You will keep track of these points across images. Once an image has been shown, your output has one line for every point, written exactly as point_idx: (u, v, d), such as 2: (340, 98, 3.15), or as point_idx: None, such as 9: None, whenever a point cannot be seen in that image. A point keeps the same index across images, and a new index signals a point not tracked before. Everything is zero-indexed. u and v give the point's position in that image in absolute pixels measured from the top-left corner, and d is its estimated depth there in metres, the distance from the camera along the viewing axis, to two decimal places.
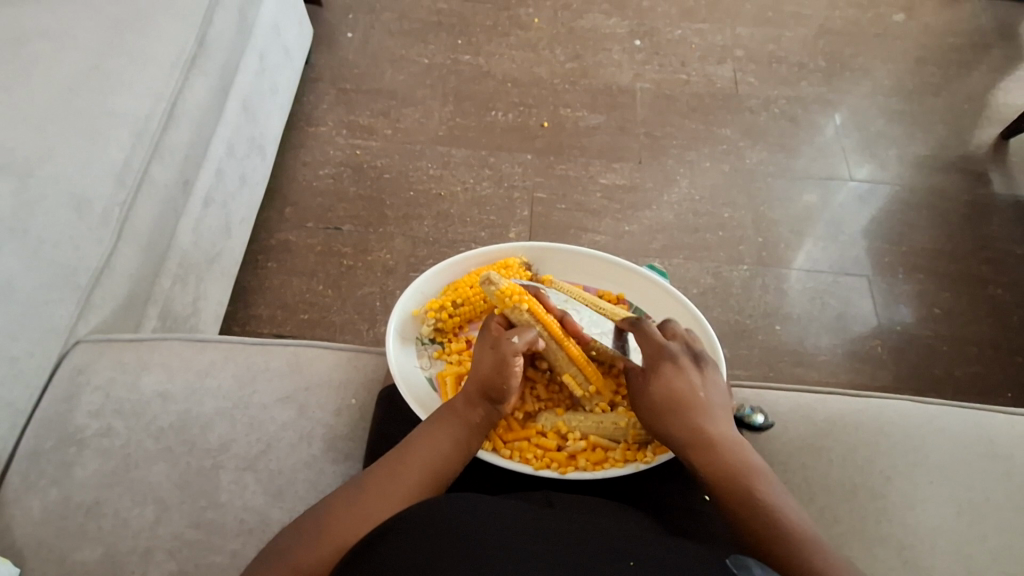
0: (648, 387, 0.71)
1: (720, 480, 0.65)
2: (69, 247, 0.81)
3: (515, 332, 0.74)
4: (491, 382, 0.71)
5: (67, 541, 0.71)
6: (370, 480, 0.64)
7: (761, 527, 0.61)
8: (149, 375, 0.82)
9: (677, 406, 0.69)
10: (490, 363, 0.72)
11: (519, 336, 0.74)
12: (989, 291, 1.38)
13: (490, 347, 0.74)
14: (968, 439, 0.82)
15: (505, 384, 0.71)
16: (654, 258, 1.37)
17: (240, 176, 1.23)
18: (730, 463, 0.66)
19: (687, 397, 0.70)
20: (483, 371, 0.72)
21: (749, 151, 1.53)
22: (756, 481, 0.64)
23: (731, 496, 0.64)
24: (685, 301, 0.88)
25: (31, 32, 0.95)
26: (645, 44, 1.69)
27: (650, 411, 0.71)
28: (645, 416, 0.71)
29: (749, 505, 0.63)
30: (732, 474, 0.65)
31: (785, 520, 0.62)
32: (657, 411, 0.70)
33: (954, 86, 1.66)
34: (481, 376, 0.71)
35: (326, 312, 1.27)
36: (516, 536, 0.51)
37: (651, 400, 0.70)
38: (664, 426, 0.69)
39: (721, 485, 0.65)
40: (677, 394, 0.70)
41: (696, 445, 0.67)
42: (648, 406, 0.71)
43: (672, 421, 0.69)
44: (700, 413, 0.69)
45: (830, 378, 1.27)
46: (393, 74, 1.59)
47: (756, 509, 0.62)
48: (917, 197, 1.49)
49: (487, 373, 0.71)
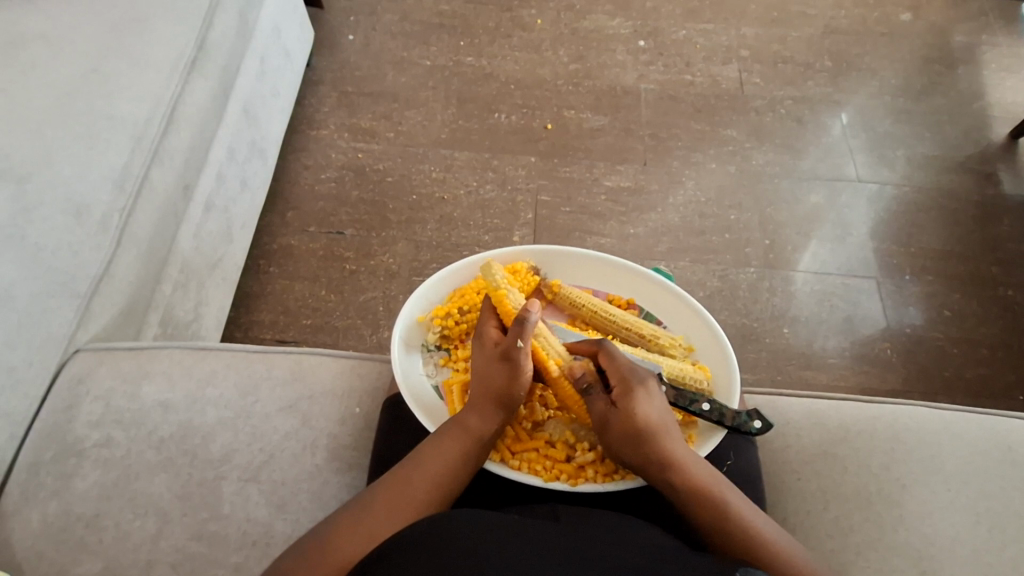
0: (624, 413, 0.69)
1: (702, 505, 0.65)
2: (68, 254, 0.80)
3: (518, 334, 0.71)
4: (504, 392, 0.70)
5: (67, 555, 0.69)
6: (377, 500, 0.63)
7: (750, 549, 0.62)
8: (150, 384, 0.80)
9: (655, 432, 0.68)
10: (502, 372, 0.71)
11: (525, 338, 0.71)
12: (999, 293, 1.36)
13: (499, 353, 0.72)
14: (985, 445, 0.80)
15: (516, 392, 0.71)
16: (660, 261, 1.35)
17: (240, 180, 1.21)
18: (711, 488, 0.65)
19: (660, 422, 0.69)
20: (494, 381, 0.71)
21: (756, 152, 1.51)
22: (737, 502, 0.65)
23: (715, 521, 0.63)
24: (697, 307, 0.87)
25: (30, 36, 0.94)
26: (649, 45, 1.68)
27: (627, 437, 0.68)
28: (619, 444, 0.69)
29: (734, 529, 0.63)
30: (712, 497, 0.65)
31: (770, 539, 0.62)
32: (635, 438, 0.68)
33: (962, 85, 1.65)
34: (497, 387, 0.70)
35: (328, 318, 1.26)
36: (523, 558, 0.49)
37: (631, 425, 0.68)
38: (643, 453, 0.68)
39: (705, 510, 0.64)
40: (653, 420, 0.69)
41: (677, 470, 0.66)
42: (626, 432, 0.68)
43: (653, 447, 0.67)
44: (671, 438, 0.69)
45: (839, 382, 1.25)
46: (395, 76, 1.58)
47: (741, 532, 0.63)
48: (926, 198, 1.47)
49: (503, 383, 0.70)
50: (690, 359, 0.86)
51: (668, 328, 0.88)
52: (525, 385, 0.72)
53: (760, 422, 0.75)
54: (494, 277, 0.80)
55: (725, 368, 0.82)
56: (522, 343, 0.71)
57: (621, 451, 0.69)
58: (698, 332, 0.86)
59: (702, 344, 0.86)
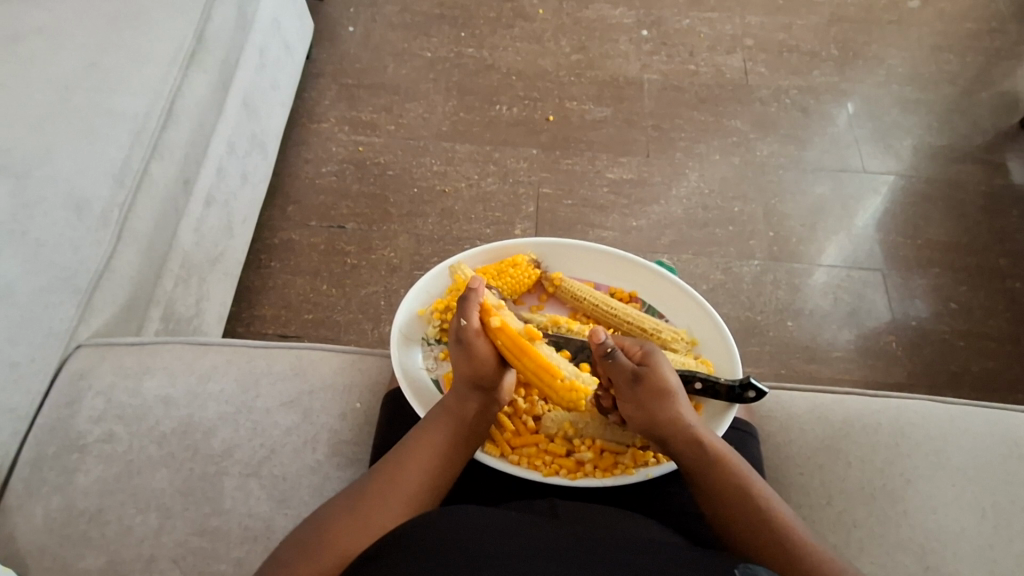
0: (652, 372, 0.70)
1: (717, 468, 0.65)
2: (68, 249, 0.80)
3: (462, 314, 0.72)
4: (472, 374, 0.71)
5: (71, 549, 0.70)
6: (369, 487, 0.63)
7: (763, 510, 0.62)
8: (151, 379, 0.80)
9: (673, 397, 0.69)
10: (464, 356, 0.71)
11: (468, 315, 0.72)
12: (1007, 284, 1.35)
13: (453, 341, 0.73)
14: (992, 440, 0.80)
15: (483, 369, 0.71)
16: (663, 253, 1.34)
17: (241, 174, 1.21)
18: (727, 452, 0.67)
19: (678, 391, 0.70)
20: (460, 366, 0.71)
21: (760, 142, 1.50)
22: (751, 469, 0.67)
23: (737, 480, 0.64)
24: (702, 302, 0.86)
25: (29, 30, 0.93)
26: (652, 34, 1.66)
27: (659, 393, 0.69)
28: (649, 401, 0.69)
29: (748, 495, 0.63)
30: (728, 463, 0.65)
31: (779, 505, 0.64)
32: (656, 400, 0.69)
33: (970, 73, 1.63)
34: (463, 369, 0.71)
35: (330, 312, 1.25)
36: (519, 554, 0.48)
37: (661, 383, 0.69)
38: (670, 411, 0.68)
39: (726, 469, 0.65)
40: (676, 384, 0.71)
41: (703, 431, 0.68)
42: (659, 386, 0.69)
43: (669, 410, 0.68)
44: (687, 409, 0.69)
45: (842, 375, 1.25)
46: (395, 68, 1.57)
47: (759, 491, 0.64)
48: (933, 188, 1.46)
49: (466, 365, 0.71)
50: (693, 353, 0.85)
51: (670, 321, 0.88)
52: (488, 360, 0.72)
53: (753, 392, 0.74)
54: (463, 271, 0.86)
55: (728, 363, 0.82)
56: (465, 321, 0.72)
57: (650, 408, 0.69)
58: (705, 329, 0.85)
59: (705, 338, 0.85)
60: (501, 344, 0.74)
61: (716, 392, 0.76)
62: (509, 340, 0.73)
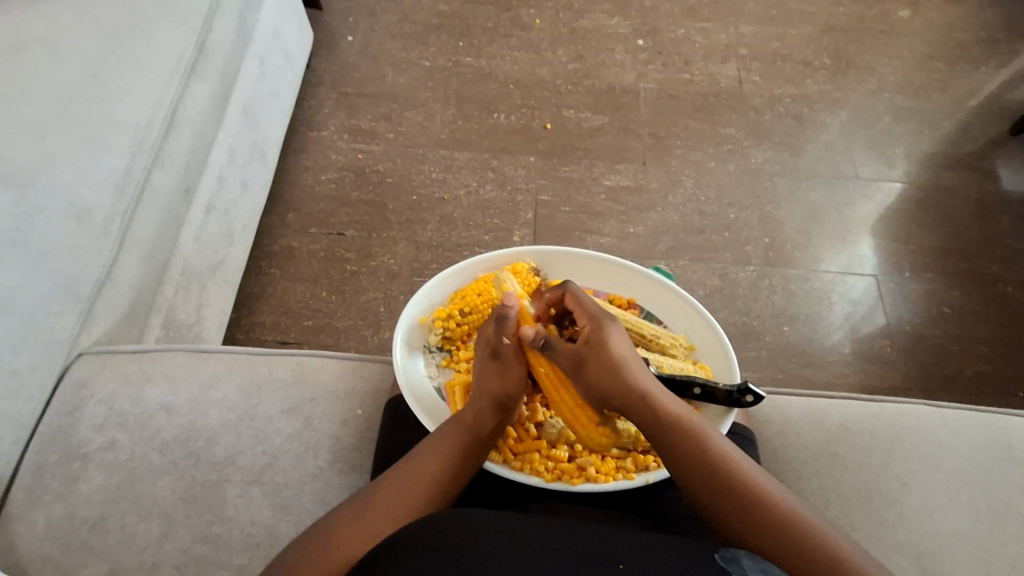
0: (596, 349, 0.72)
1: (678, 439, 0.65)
2: (70, 258, 0.80)
3: (503, 331, 0.76)
4: (499, 395, 0.73)
5: (73, 557, 0.70)
6: (379, 494, 0.63)
7: (723, 475, 0.62)
8: (154, 387, 0.81)
9: (619, 368, 0.70)
10: (495, 371, 0.75)
11: (509, 334, 0.76)
12: (1000, 289, 1.37)
13: (489, 353, 0.76)
14: (986, 444, 0.81)
15: (512, 392, 0.73)
16: (660, 259, 1.36)
17: (241, 182, 1.21)
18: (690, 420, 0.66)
19: (626, 363, 0.70)
20: (490, 383, 0.74)
21: (755, 150, 1.52)
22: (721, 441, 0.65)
23: (697, 445, 0.64)
24: (700, 308, 0.87)
25: (32, 41, 0.94)
26: (647, 44, 1.68)
27: (604, 369, 0.70)
28: (596, 377, 0.71)
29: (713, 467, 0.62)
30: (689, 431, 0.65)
31: (751, 473, 0.62)
32: (603, 376, 0.70)
33: (960, 82, 1.65)
34: (494, 387, 0.73)
35: (329, 318, 1.26)
36: (516, 554, 0.49)
37: (607, 358, 0.71)
38: (621, 384, 0.69)
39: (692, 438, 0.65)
40: (626, 355, 0.71)
41: (661, 399, 0.68)
42: (603, 366, 0.70)
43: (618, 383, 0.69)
44: (640, 381, 0.69)
45: (840, 379, 1.26)
46: (393, 77, 1.58)
47: (722, 454, 0.63)
48: (926, 196, 1.47)
49: (498, 384, 0.73)
50: (691, 358, 0.86)
51: (669, 327, 0.89)
52: (517, 384, 0.74)
53: (751, 397, 0.75)
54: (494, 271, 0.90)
55: (726, 368, 0.83)
56: (505, 339, 0.76)
57: (598, 388, 0.71)
58: (702, 336, 0.86)
59: (704, 344, 0.86)
60: (543, 372, 0.77)
61: (713, 397, 0.76)
62: (553, 368, 0.76)
